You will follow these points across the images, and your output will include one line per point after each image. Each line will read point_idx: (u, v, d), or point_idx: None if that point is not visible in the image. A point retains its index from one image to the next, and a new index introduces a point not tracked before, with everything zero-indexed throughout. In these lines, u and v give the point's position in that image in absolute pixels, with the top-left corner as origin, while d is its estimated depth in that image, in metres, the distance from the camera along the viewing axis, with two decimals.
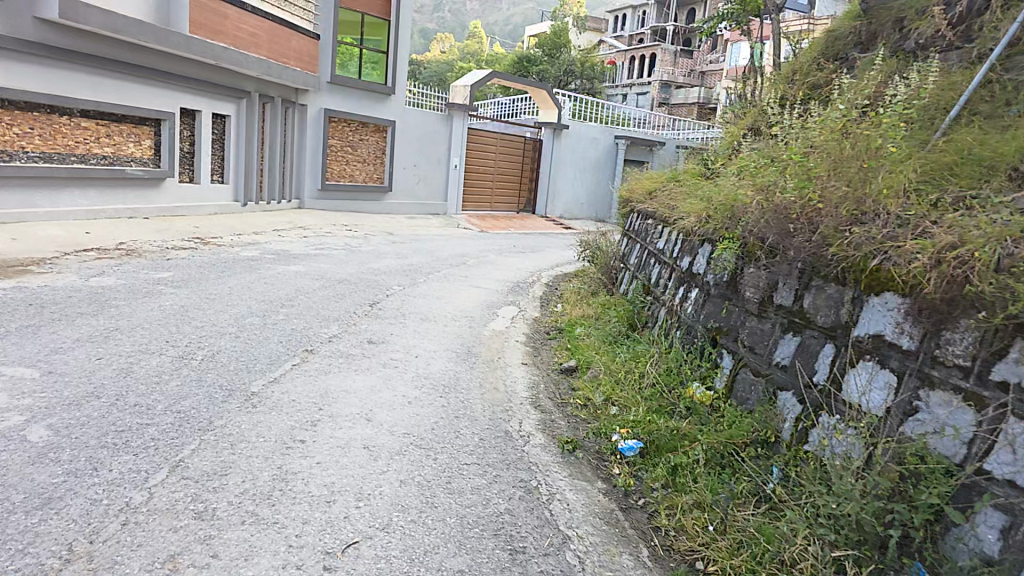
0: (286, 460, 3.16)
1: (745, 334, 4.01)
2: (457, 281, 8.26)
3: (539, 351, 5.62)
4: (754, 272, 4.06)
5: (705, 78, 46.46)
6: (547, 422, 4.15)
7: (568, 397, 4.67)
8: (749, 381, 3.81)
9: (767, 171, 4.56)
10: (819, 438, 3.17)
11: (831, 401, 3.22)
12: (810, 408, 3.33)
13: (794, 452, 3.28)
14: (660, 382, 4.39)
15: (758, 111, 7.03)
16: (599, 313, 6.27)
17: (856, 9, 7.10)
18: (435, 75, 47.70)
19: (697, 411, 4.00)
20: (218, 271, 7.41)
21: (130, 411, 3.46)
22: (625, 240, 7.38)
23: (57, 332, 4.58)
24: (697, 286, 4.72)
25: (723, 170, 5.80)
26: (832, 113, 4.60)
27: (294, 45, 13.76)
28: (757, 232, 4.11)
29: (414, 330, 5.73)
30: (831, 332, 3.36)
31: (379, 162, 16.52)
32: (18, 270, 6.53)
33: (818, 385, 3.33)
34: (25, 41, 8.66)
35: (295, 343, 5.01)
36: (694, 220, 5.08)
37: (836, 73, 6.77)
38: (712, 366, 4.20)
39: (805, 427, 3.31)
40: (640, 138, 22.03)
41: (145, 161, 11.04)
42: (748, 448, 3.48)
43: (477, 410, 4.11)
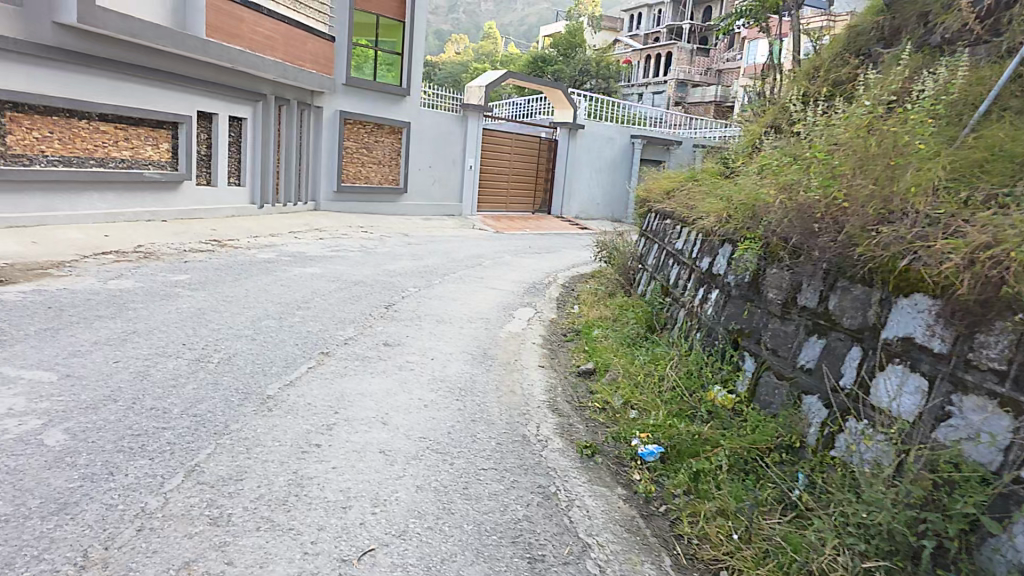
0: (302, 465, 3.13)
1: (768, 336, 3.91)
2: (473, 282, 8.21)
3: (557, 354, 5.55)
4: (776, 273, 3.96)
5: (722, 77, 46.04)
6: (565, 426, 4.08)
7: (586, 400, 4.60)
8: (773, 384, 3.71)
9: (790, 169, 4.46)
10: (846, 444, 3.07)
11: (859, 405, 3.11)
12: (837, 412, 3.23)
13: (820, 459, 3.18)
14: (680, 385, 4.30)
15: (779, 109, 6.90)
16: (617, 315, 6.18)
17: (879, 4, 6.95)
18: (450, 76, 47.78)
19: (718, 415, 3.91)
20: (235, 273, 7.43)
21: (147, 414, 3.45)
22: (643, 241, 7.29)
23: (75, 335, 4.61)
24: (718, 287, 4.63)
25: (744, 169, 5.70)
26: (856, 110, 4.49)
27: (309, 48, 13.83)
28: (779, 231, 4.01)
29: (430, 333, 5.68)
30: (858, 334, 3.26)
31: (395, 163, 16.53)
32: (39, 273, 6.60)
33: (845, 389, 3.22)
34: (44, 46, 8.78)
35: (311, 345, 4.99)
36: (714, 220, 4.98)
37: (859, 69, 6.62)
38: (734, 368, 4.11)
39: (832, 432, 3.20)
40: (656, 138, 21.86)
41: (162, 164, 11.14)
42: (772, 454, 3.39)
43: (494, 414, 4.05)
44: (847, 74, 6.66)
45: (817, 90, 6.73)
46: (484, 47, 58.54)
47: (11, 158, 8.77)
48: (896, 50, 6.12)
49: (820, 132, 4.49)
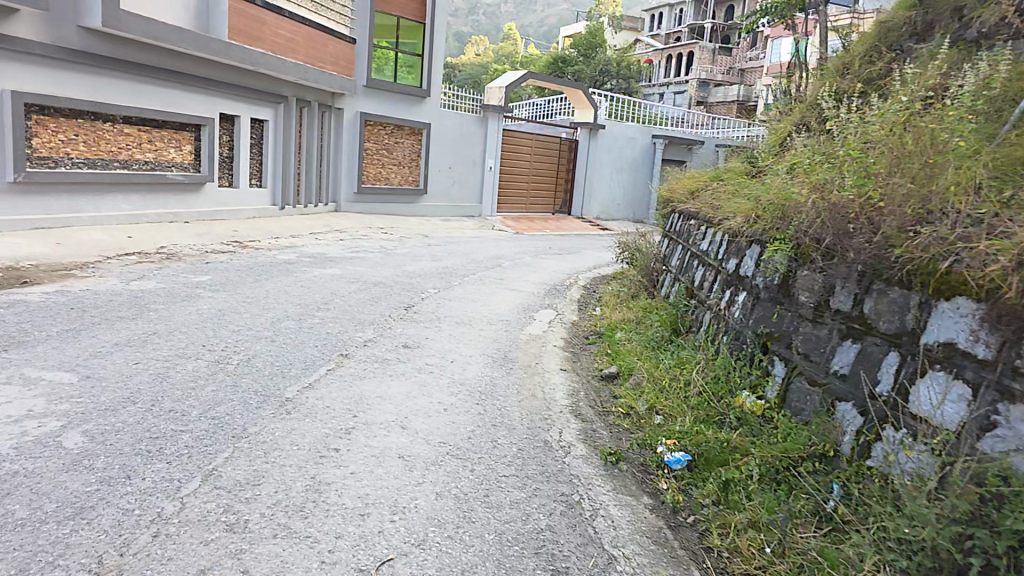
0: (320, 470, 3.07)
1: (799, 340, 3.76)
2: (492, 283, 8.14)
3: (579, 357, 5.45)
4: (807, 275, 3.80)
5: (744, 76, 45.49)
6: (589, 431, 3.98)
7: (610, 405, 4.49)
8: (805, 390, 3.57)
9: (821, 168, 4.31)
10: (884, 454, 2.93)
11: (897, 414, 2.96)
12: (874, 421, 3.08)
13: (856, 469, 3.04)
14: (707, 391, 4.17)
15: (807, 107, 6.72)
16: (640, 317, 6.05)
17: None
18: (470, 78, 47.85)
19: (747, 422, 3.77)
20: (255, 274, 7.44)
21: (166, 416, 3.42)
22: (666, 242, 7.15)
23: (97, 336, 4.61)
24: (745, 289, 4.48)
25: (771, 169, 5.54)
26: (892, 106, 4.32)
27: (331, 50, 13.88)
28: (810, 232, 3.86)
29: (450, 334, 5.62)
30: (896, 339, 3.10)
31: (415, 164, 16.53)
32: (64, 274, 6.66)
33: (882, 397, 3.08)
34: (70, 50, 8.89)
35: (330, 347, 4.95)
36: (741, 220, 4.83)
37: (890, 65, 6.42)
38: (763, 374, 3.96)
39: (868, 441, 3.06)
40: (678, 138, 21.62)
41: (185, 166, 11.24)
42: (804, 463, 3.25)
43: (515, 419, 3.96)
44: (878, 70, 6.46)
45: (847, 87, 6.54)
46: (504, 48, 58.51)
47: (38, 161, 8.89)
48: (929, 46, 5.92)
49: (852, 129, 4.33)
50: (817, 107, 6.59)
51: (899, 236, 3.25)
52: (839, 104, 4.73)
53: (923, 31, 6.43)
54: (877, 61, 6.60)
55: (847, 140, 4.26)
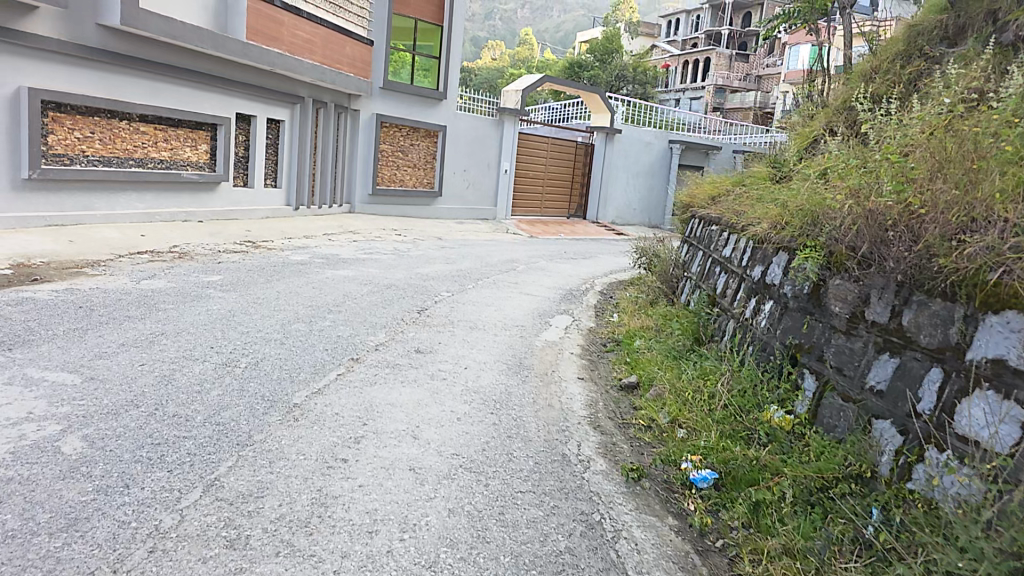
0: (327, 482, 2.91)
1: (831, 353, 3.56)
2: (507, 287, 7.98)
3: (596, 365, 5.27)
4: (839, 285, 3.60)
5: (761, 82, 45.11)
6: (609, 445, 3.80)
7: (630, 417, 4.31)
8: (838, 406, 3.37)
9: (853, 174, 4.10)
10: (927, 476, 2.73)
11: (940, 434, 2.76)
12: (915, 441, 2.88)
13: (896, 493, 2.84)
14: (733, 404, 3.98)
15: (833, 111, 6.49)
16: (660, 324, 5.86)
17: (942, 2, 6.49)
18: (485, 81, 47.88)
19: (777, 439, 3.58)
20: (266, 274, 7.33)
21: (169, 422, 3.29)
22: (686, 248, 6.95)
23: (103, 336, 4.50)
24: (772, 297, 4.28)
25: (799, 174, 5.33)
26: (933, 108, 4.08)
27: (348, 52, 13.82)
28: (844, 239, 3.65)
29: (463, 339, 5.46)
30: (938, 354, 2.90)
31: (430, 166, 16.42)
32: (74, 271, 6.59)
33: (924, 415, 2.87)
34: (88, 47, 8.86)
35: (341, 351, 4.81)
36: (768, 226, 4.62)
37: (921, 70, 6.17)
38: (793, 387, 3.77)
39: (908, 462, 2.87)
40: (696, 143, 21.36)
41: (201, 165, 11.19)
42: (839, 485, 3.06)
43: (531, 430, 3.79)
44: (908, 75, 6.21)
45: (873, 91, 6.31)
46: (519, 53, 58.43)
47: (53, 158, 8.85)
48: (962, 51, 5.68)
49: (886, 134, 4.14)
50: (846, 112, 6.35)
51: (942, 244, 3.04)
52: (870, 107, 4.51)
53: (956, 35, 6.18)
54: (908, 65, 6.35)
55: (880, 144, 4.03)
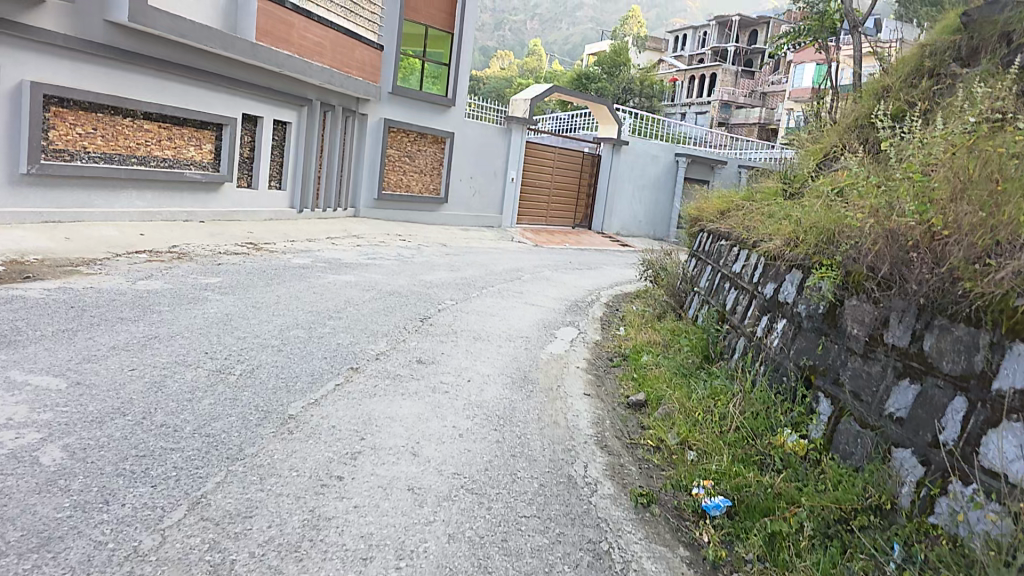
0: (320, 502, 2.76)
1: (848, 376, 3.39)
2: (511, 297, 7.83)
3: (603, 381, 5.10)
4: (856, 305, 3.43)
5: (766, 98, 44.98)
6: (617, 468, 3.63)
7: (638, 436, 4.14)
8: (855, 432, 3.20)
9: (866, 189, 3.93)
10: (952, 511, 2.57)
11: (965, 467, 2.59)
12: (937, 473, 2.71)
13: (918, 527, 2.68)
14: (744, 427, 3.81)
15: (844, 129, 6.22)
16: (668, 340, 5.68)
17: (956, 22, 6.12)
18: (493, 90, 48.01)
19: (791, 464, 3.41)
20: (266, 277, 7.19)
21: (157, 432, 3.14)
22: (694, 261, 6.79)
23: (93, 338, 4.36)
24: (786, 316, 4.11)
25: (812, 190, 5.15)
26: (958, 125, 3.80)
27: (358, 56, 13.72)
28: (861, 258, 3.48)
29: (466, 350, 5.31)
30: (961, 381, 2.73)
31: (436, 172, 16.30)
32: (68, 270, 6.45)
33: (946, 445, 2.70)
34: (94, 43, 8.77)
35: (340, 360, 4.66)
36: (781, 243, 4.45)
37: (928, 92, 5.76)
38: (807, 410, 3.60)
39: (931, 494, 2.70)
40: (702, 157, 21.33)
41: (204, 165, 11.08)
42: (858, 517, 2.90)
43: (535, 449, 3.63)
44: (918, 94, 5.80)
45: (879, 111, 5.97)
46: (527, 62, 58.47)
47: (52, 153, 8.74)
48: (973, 73, 5.26)
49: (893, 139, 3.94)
50: (864, 133, 5.95)
51: (967, 267, 2.86)
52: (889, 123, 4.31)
53: (969, 57, 5.72)
54: (917, 87, 5.90)
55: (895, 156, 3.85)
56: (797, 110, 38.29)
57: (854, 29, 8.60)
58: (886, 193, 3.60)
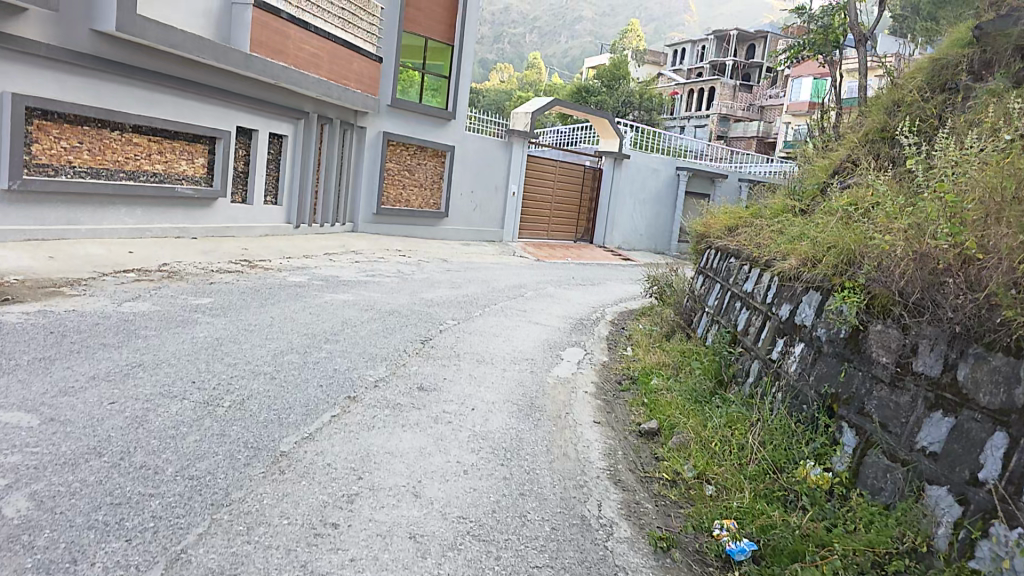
0: (313, 556, 2.53)
1: (873, 407, 2.97)
2: (514, 315, 7.59)
3: (612, 407, 4.77)
4: (881, 331, 3.03)
5: (764, 112, 45.00)
6: (632, 506, 3.29)
7: (653, 469, 3.75)
8: (883, 466, 2.79)
9: (891, 210, 3.53)
10: (994, 557, 2.26)
11: (1010, 508, 2.26)
12: (978, 515, 2.36)
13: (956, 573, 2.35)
14: (763, 460, 3.36)
15: (856, 142, 5.97)
16: (678, 362, 5.34)
17: (968, 35, 5.63)
18: (492, 104, 48.16)
19: (816, 501, 2.98)
20: (260, 297, 6.98)
21: (135, 475, 3.03)
22: (701, 279, 6.46)
23: (71, 368, 4.35)
24: (802, 340, 3.62)
25: (825, 210, 4.79)
26: (992, 141, 3.52)
27: (355, 68, 13.51)
28: (888, 280, 3.10)
29: (468, 374, 5.06)
30: (1002, 417, 2.38)
31: (436, 187, 16.11)
32: (51, 291, 6.29)
33: (988, 484, 2.36)
34: (80, 54, 8.58)
35: (336, 388, 4.43)
36: (797, 262, 3.98)
37: (941, 108, 5.39)
38: (830, 441, 3.15)
39: (970, 536, 2.36)
40: (704, 171, 21.22)
41: (196, 180, 10.87)
42: (893, 564, 2.51)
43: (546, 486, 3.35)
44: (932, 109, 5.42)
45: (888, 128, 5.67)
46: (526, 76, 58.61)
47: (37, 168, 8.53)
48: (987, 88, 4.86)
49: (920, 158, 3.56)
50: (888, 145, 5.55)
51: (1007, 294, 2.52)
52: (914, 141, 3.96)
53: (981, 71, 5.33)
54: (931, 100, 5.54)
55: (926, 176, 3.47)
56: (798, 123, 38.27)
57: (859, 42, 8.43)
58: (911, 213, 3.25)
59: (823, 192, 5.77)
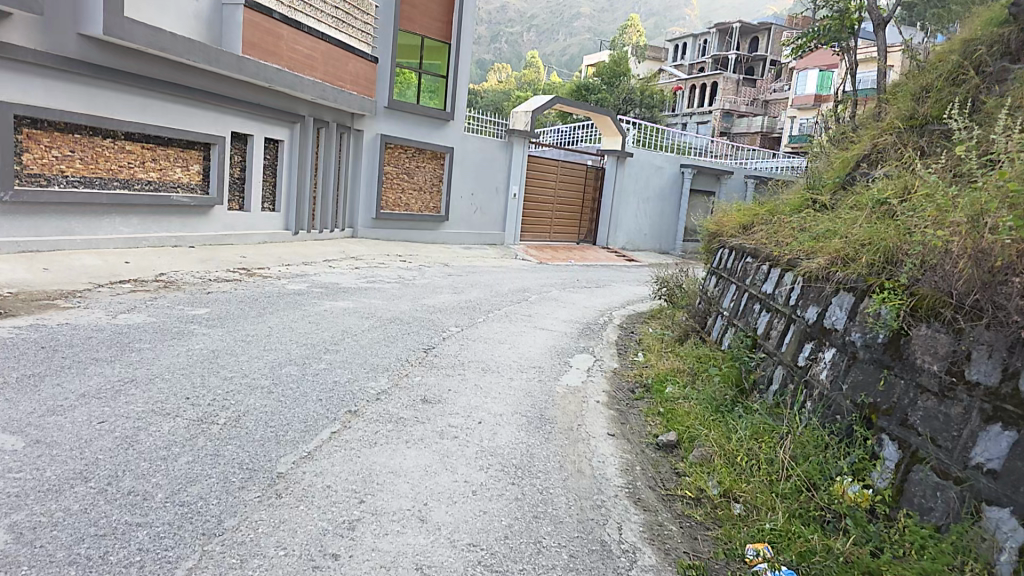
0: None
1: (918, 418, 2.76)
2: (520, 320, 7.39)
3: (627, 417, 4.55)
4: (928, 335, 2.81)
5: (768, 106, 44.61)
6: (655, 528, 3.07)
7: (674, 486, 3.52)
8: (933, 484, 2.59)
9: (935, 204, 3.29)
10: None
11: None
12: None
13: None
14: (796, 476, 3.15)
15: (878, 132, 5.52)
16: (694, 368, 5.12)
17: (1003, 12, 5.09)
18: (490, 104, 48.04)
19: (858, 523, 2.77)
20: (259, 306, 6.79)
21: (122, 503, 2.83)
22: (714, 280, 6.24)
23: (61, 385, 4.15)
24: (834, 345, 3.41)
25: (852, 205, 4.55)
26: None
27: (350, 69, 13.31)
28: (937, 279, 2.87)
29: (474, 385, 4.84)
30: None
31: (436, 189, 15.92)
32: (45, 304, 6.10)
33: None
34: (68, 59, 8.41)
35: (336, 401, 4.24)
36: (825, 261, 3.76)
37: (974, 92, 4.83)
38: (868, 455, 2.94)
39: None
40: (708, 168, 20.97)
41: (192, 187, 10.72)
42: None
43: (561, 508, 3.13)
44: (963, 94, 4.87)
45: (917, 115, 5.15)
46: (524, 75, 58.32)
47: (28, 178, 8.37)
48: None
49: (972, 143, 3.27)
50: (921, 134, 4.99)
51: None
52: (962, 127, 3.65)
53: (1020, 51, 4.79)
54: (963, 85, 4.95)
55: (979, 164, 3.17)
56: (803, 118, 38.09)
57: (879, 26, 8.17)
58: (963, 203, 2.99)
59: (846, 187, 5.30)
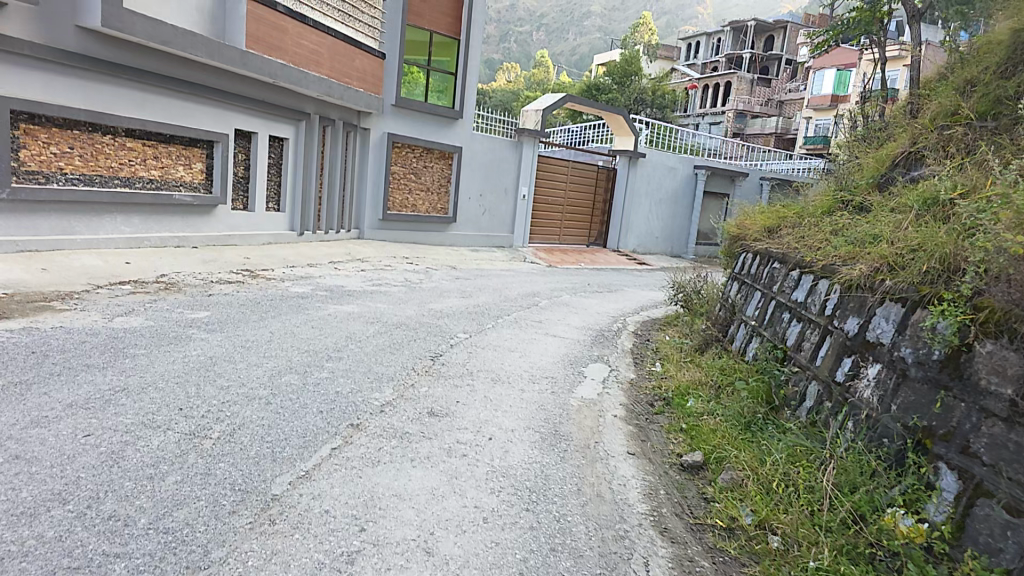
0: None
1: (982, 446, 2.48)
2: (531, 327, 7.12)
3: (647, 435, 4.26)
4: (994, 353, 2.53)
5: (784, 106, 44.19)
6: (685, 565, 2.79)
7: (703, 514, 3.24)
8: (1002, 523, 2.31)
9: (1000, 208, 3.02)
10: None
11: None
12: None
13: None
14: (843, 507, 2.86)
15: (918, 129, 5.27)
16: (717, 381, 4.83)
17: None
18: (500, 104, 47.86)
19: (916, 563, 2.48)
20: (262, 310, 6.54)
21: (101, 529, 2.58)
22: (736, 286, 5.95)
23: (48, 394, 3.91)
24: (880, 359, 3.13)
25: (896, 208, 4.28)
26: None
27: (356, 65, 13.10)
28: (1006, 291, 2.59)
29: (485, 397, 4.57)
30: None
31: (443, 190, 15.69)
32: (40, 306, 5.88)
33: None
34: (66, 52, 8.20)
35: (339, 414, 3.98)
36: (869, 269, 3.49)
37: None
38: (923, 484, 2.67)
39: None
40: (722, 169, 20.63)
41: (196, 186, 10.54)
42: None
43: (580, 539, 2.86)
44: (1010, 88, 4.60)
45: (961, 111, 4.92)
46: (535, 74, 58.14)
47: (26, 176, 8.20)
48: None
49: None
50: (969, 130, 4.72)
51: None
52: None
53: None
54: (1011, 79, 4.68)
55: None
56: (819, 119, 37.78)
57: (912, 18, 7.87)
58: None
59: (883, 188, 5.04)
